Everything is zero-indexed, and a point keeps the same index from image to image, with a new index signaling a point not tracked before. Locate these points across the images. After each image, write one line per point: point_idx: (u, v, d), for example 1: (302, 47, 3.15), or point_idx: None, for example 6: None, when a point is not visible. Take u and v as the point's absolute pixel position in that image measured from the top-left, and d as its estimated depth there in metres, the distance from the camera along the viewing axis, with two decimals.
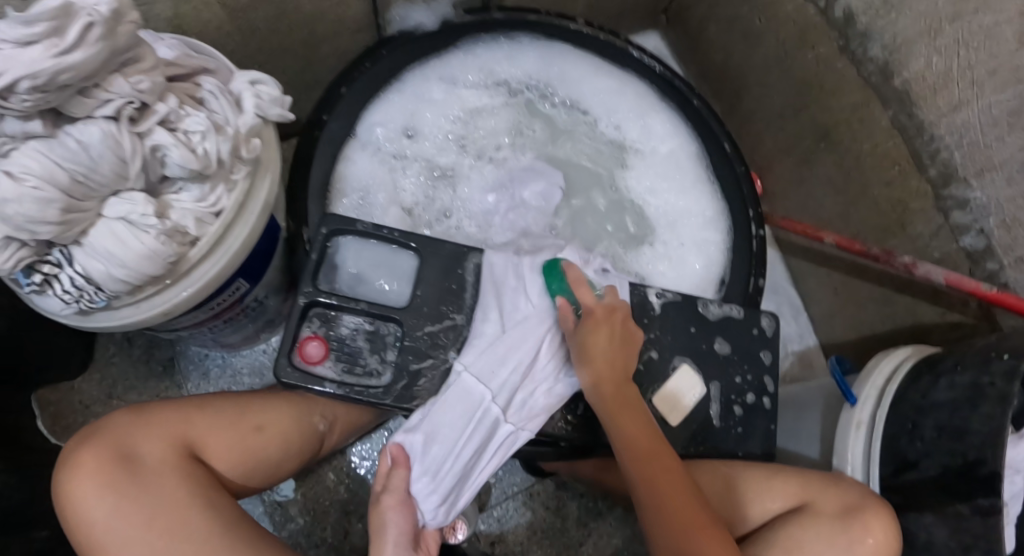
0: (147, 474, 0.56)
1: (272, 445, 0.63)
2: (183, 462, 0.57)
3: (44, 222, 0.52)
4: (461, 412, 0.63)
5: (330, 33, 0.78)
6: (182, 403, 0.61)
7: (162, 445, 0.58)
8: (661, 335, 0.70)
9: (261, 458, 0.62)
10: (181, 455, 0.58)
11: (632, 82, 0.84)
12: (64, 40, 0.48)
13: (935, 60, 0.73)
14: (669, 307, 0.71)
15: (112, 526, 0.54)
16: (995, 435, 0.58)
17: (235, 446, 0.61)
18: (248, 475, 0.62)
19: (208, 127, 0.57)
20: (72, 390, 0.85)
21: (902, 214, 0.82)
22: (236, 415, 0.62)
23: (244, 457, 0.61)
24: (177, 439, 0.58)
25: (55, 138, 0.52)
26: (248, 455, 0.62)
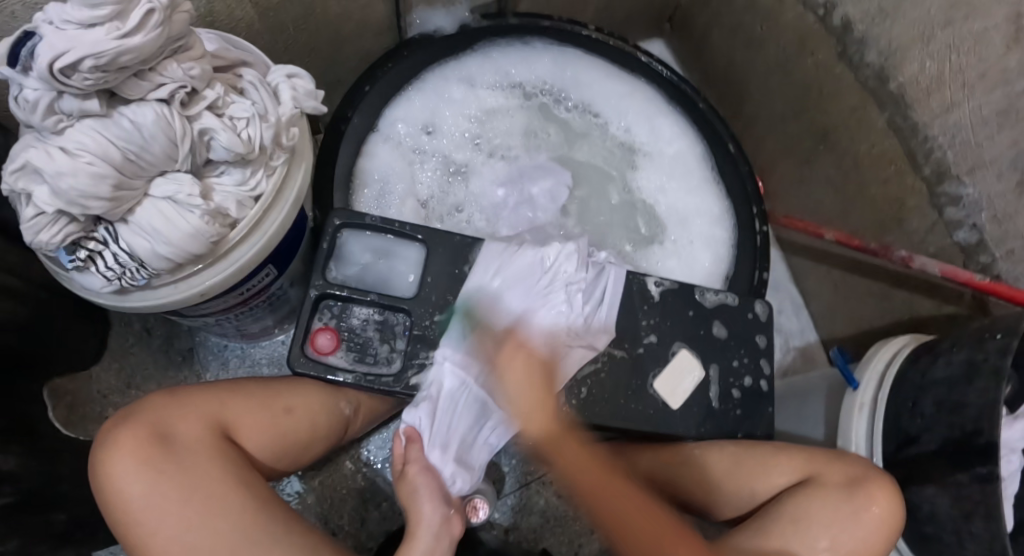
0: (187, 452, 0.56)
1: (300, 428, 0.65)
2: (219, 444, 0.58)
3: (97, 197, 0.55)
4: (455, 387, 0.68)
5: (354, 34, 0.82)
6: (214, 387, 0.62)
7: (201, 428, 0.58)
8: (660, 321, 0.73)
9: (290, 440, 0.64)
10: (217, 438, 0.58)
11: (641, 86, 0.89)
12: (125, 24, 0.52)
13: (928, 64, 0.77)
14: (667, 294, 0.74)
15: (151, 505, 0.54)
16: (991, 407, 0.62)
17: (265, 428, 0.62)
18: (276, 457, 0.63)
19: (253, 114, 0.60)
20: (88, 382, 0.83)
21: (899, 211, 0.86)
22: (267, 398, 0.64)
23: (274, 440, 0.63)
24: (213, 420, 0.59)
25: (109, 117, 0.55)
26: (278, 439, 0.63)
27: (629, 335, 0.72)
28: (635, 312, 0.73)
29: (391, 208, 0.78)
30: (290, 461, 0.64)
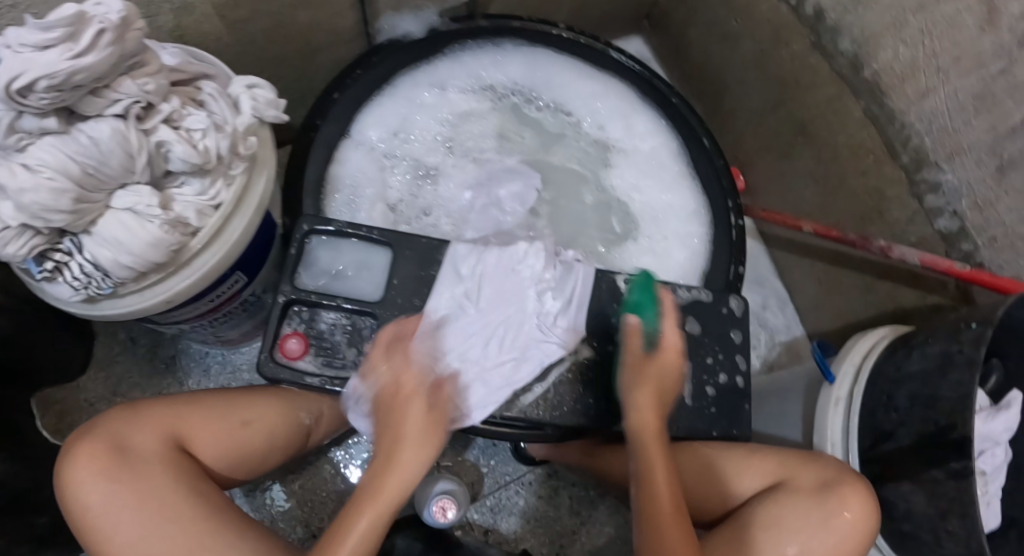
0: (139, 463, 0.59)
1: (259, 437, 0.66)
2: (174, 454, 0.60)
3: (57, 210, 0.56)
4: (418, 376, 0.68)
5: (323, 43, 0.84)
6: (173, 400, 0.64)
7: (158, 439, 0.61)
8: None
9: (247, 450, 0.66)
10: (173, 448, 0.61)
11: (614, 84, 0.88)
12: (78, 45, 0.54)
13: (902, 50, 0.76)
14: None
15: (106, 512, 0.57)
16: (965, 400, 0.60)
17: (222, 439, 0.64)
18: (234, 466, 0.65)
19: (209, 125, 0.62)
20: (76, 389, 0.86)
21: (879, 202, 0.84)
22: (225, 408, 0.66)
23: (230, 450, 0.65)
24: (169, 431, 0.61)
25: (68, 134, 0.57)
26: (234, 449, 0.65)
27: (597, 334, 0.72)
28: (604, 309, 0.73)
29: (360, 214, 0.79)
30: (249, 470, 0.66)
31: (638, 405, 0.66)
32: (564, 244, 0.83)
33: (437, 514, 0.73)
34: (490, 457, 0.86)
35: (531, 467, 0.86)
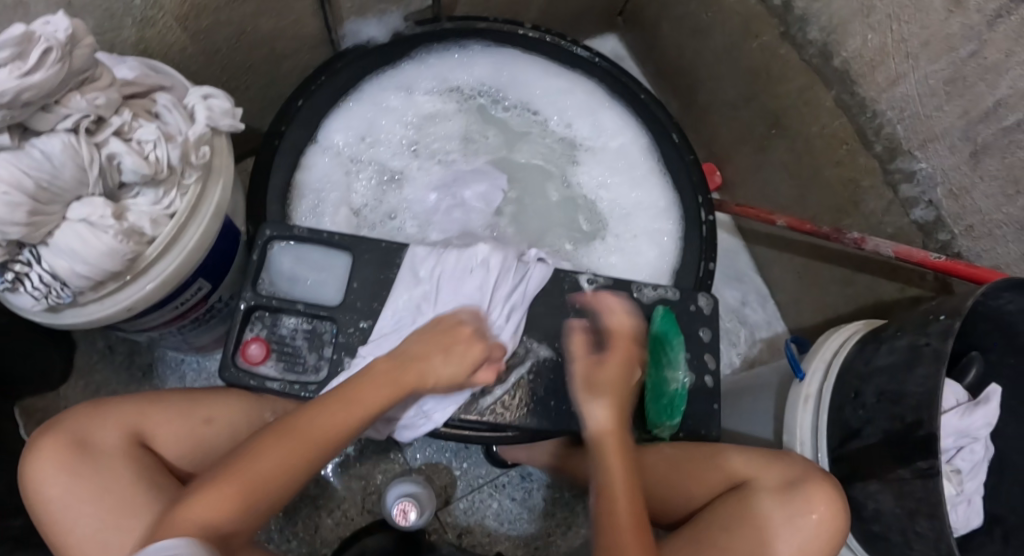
0: (100, 458, 0.60)
1: (221, 437, 0.67)
2: (133, 450, 0.62)
3: (12, 223, 0.58)
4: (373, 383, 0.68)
5: (289, 51, 0.85)
6: (136, 398, 0.66)
7: (118, 436, 0.62)
8: (594, 319, 0.71)
9: (209, 449, 0.67)
10: (132, 445, 0.62)
11: (582, 81, 0.88)
12: (26, 63, 0.56)
13: (871, 36, 0.73)
14: (600, 291, 0.72)
15: (63, 504, 0.59)
16: (930, 395, 0.58)
17: (183, 438, 0.66)
18: (197, 465, 0.67)
19: (159, 136, 0.63)
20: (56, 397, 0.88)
21: (854, 193, 0.82)
22: (187, 408, 0.67)
23: (191, 448, 0.66)
24: (130, 429, 0.63)
25: (21, 150, 0.58)
26: (195, 448, 0.66)
27: (558, 334, 0.71)
28: (565, 310, 0.71)
29: (326, 220, 0.79)
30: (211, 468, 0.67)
31: (596, 409, 0.66)
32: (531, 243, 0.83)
33: (398, 516, 0.76)
34: (463, 460, 0.88)
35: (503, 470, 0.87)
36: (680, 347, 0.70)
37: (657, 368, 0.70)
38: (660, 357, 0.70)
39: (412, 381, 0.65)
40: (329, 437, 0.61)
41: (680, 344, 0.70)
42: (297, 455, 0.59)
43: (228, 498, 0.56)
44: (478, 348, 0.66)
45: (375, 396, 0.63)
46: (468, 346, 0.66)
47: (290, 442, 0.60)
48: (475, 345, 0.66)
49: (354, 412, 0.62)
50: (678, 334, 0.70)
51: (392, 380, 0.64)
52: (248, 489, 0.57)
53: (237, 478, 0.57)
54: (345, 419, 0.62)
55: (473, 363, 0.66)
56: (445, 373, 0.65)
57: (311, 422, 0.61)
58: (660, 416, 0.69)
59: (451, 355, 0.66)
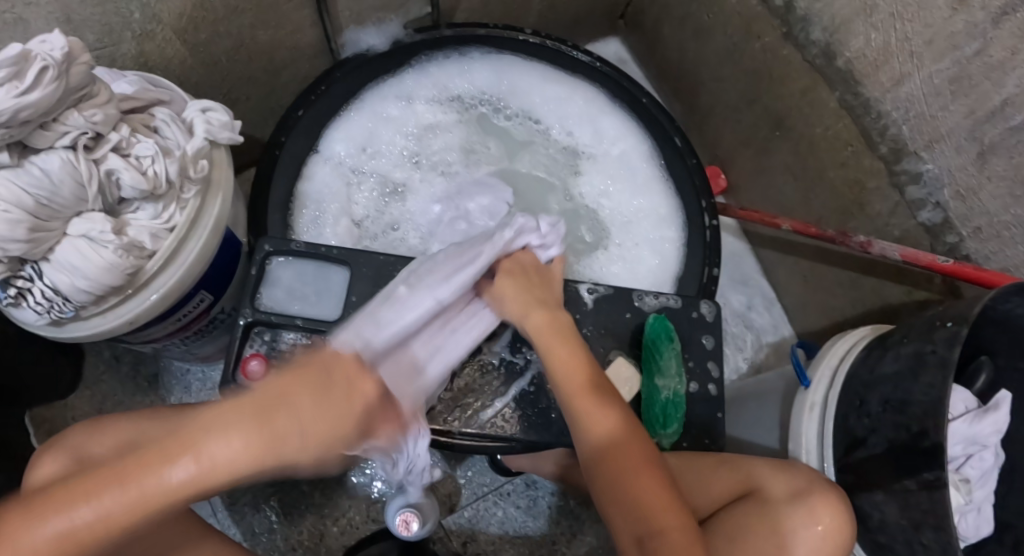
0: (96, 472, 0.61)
1: None
2: None
3: (12, 240, 0.58)
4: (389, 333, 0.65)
5: (288, 61, 0.85)
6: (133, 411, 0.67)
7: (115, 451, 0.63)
8: (595, 330, 0.71)
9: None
10: None
11: (581, 87, 0.87)
12: (23, 82, 0.56)
13: (873, 36, 0.72)
14: (601, 301, 0.72)
15: None
16: (936, 404, 0.57)
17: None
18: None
19: (156, 151, 0.64)
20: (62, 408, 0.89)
21: (860, 195, 0.80)
22: None
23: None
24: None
25: (21, 167, 0.59)
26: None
27: None
28: None
29: (327, 232, 0.79)
30: None
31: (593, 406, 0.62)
32: None
33: (400, 526, 0.71)
34: (467, 468, 0.87)
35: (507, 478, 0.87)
36: (672, 353, 0.69)
37: (648, 376, 0.69)
38: (652, 365, 0.68)
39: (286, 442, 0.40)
40: (186, 489, 0.40)
41: (676, 350, 0.69)
42: (149, 503, 0.40)
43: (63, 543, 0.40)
44: (352, 412, 0.42)
45: (231, 450, 0.40)
46: (335, 417, 0.42)
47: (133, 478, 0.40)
48: (338, 389, 0.42)
49: (213, 469, 0.40)
50: (671, 341, 0.69)
51: (259, 426, 0.40)
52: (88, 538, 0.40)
53: (80, 524, 0.40)
54: (208, 466, 0.40)
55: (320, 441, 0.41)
56: (305, 440, 0.41)
57: (155, 461, 0.40)
58: (655, 425, 0.68)
59: (303, 415, 0.41)
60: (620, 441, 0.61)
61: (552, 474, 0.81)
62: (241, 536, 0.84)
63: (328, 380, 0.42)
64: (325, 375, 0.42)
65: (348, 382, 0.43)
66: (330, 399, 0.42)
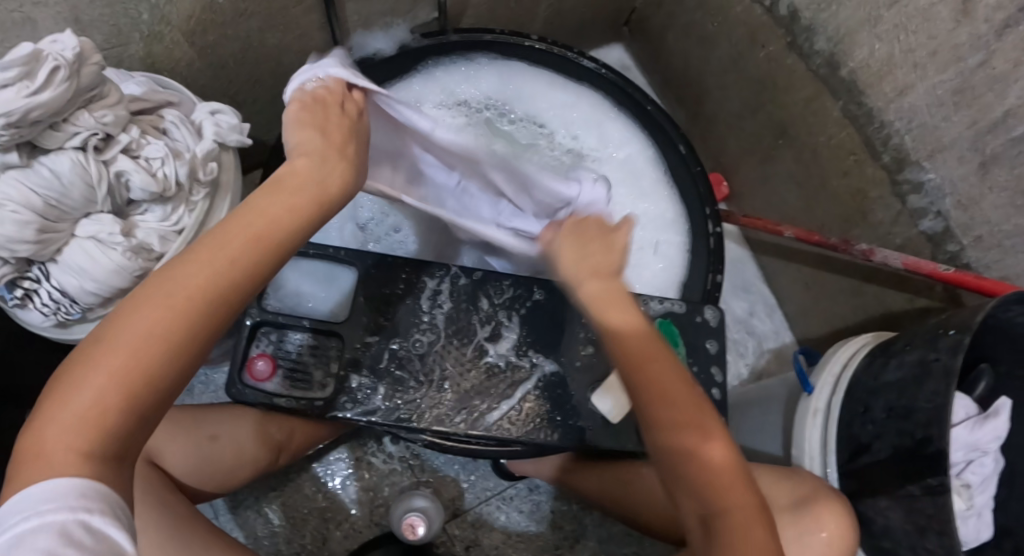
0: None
1: (227, 454, 0.69)
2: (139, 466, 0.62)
3: (23, 241, 0.59)
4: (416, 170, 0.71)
5: (296, 64, 0.85)
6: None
7: None
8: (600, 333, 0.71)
9: (216, 465, 0.68)
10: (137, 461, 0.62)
11: (587, 93, 0.88)
12: (34, 82, 0.56)
13: (878, 47, 0.73)
14: None
15: None
16: (940, 411, 0.57)
17: (189, 453, 0.66)
18: (203, 481, 0.67)
19: (166, 153, 0.64)
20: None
21: (862, 203, 0.81)
22: (193, 425, 0.68)
23: (196, 464, 0.67)
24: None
25: (31, 168, 0.59)
26: (201, 464, 0.67)
27: (563, 349, 0.71)
28: (572, 323, 0.72)
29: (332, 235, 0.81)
30: (216, 486, 0.69)
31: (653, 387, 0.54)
32: None
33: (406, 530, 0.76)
34: (470, 472, 0.88)
35: (510, 482, 0.88)
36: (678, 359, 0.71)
37: None
38: None
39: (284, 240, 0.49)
40: (202, 289, 0.45)
41: (680, 355, 0.70)
42: (187, 317, 0.45)
43: (107, 369, 0.43)
44: (330, 183, 0.53)
45: (278, 213, 0.49)
46: (321, 162, 0.54)
47: (164, 287, 0.45)
48: (335, 116, 0.57)
49: (240, 232, 0.48)
50: (676, 347, 0.71)
51: (274, 188, 0.51)
52: (129, 363, 0.43)
53: (120, 355, 0.43)
54: (233, 263, 0.46)
55: (307, 176, 0.52)
56: (298, 175, 0.52)
57: (176, 276, 0.45)
58: None
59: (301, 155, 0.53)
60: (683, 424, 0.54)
61: (555, 479, 0.81)
62: (244, 538, 0.84)
63: (325, 103, 0.57)
64: (305, 149, 0.54)
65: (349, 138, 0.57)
66: (307, 171, 0.52)
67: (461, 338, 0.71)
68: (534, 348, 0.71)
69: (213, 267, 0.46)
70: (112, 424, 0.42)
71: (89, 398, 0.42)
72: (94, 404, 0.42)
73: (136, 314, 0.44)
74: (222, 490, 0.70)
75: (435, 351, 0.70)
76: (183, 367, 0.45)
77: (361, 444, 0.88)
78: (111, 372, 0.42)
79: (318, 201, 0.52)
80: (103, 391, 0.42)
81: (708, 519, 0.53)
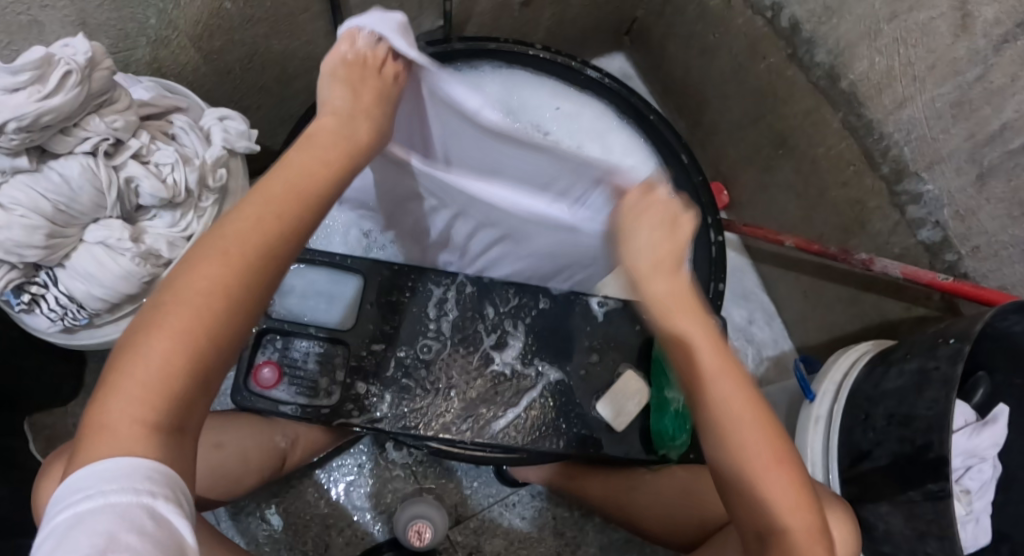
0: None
1: (232, 460, 0.68)
2: None
3: (31, 245, 0.59)
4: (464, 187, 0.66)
5: (301, 70, 0.85)
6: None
7: None
8: (605, 341, 0.72)
9: (220, 472, 0.67)
10: None
11: (591, 103, 0.89)
12: (45, 87, 0.56)
13: (877, 60, 0.74)
14: (612, 313, 0.73)
15: None
16: (941, 418, 0.58)
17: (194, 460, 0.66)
18: (208, 488, 0.66)
19: (176, 159, 0.64)
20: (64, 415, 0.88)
21: (861, 213, 0.83)
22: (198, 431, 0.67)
23: (202, 472, 0.66)
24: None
25: (40, 172, 0.59)
26: (207, 472, 0.66)
27: (569, 357, 0.72)
28: (578, 331, 0.72)
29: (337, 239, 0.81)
30: (221, 493, 0.68)
31: (700, 348, 0.55)
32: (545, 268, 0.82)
33: (414, 538, 0.77)
34: (473, 478, 0.88)
35: (513, 488, 0.88)
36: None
37: (658, 389, 0.70)
38: (662, 378, 0.70)
39: (321, 200, 0.50)
40: (246, 255, 0.46)
41: None
42: (236, 280, 0.45)
43: (173, 334, 0.43)
44: (361, 150, 0.54)
45: (309, 171, 0.50)
46: (349, 123, 0.54)
47: (217, 253, 0.45)
48: (371, 81, 0.55)
49: (282, 200, 0.48)
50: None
51: (307, 150, 0.51)
52: (196, 327, 0.44)
53: (177, 319, 0.44)
54: (281, 220, 0.48)
55: (334, 134, 0.53)
56: (332, 138, 0.53)
57: (228, 241, 0.46)
58: (665, 438, 0.69)
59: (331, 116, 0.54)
60: (734, 403, 0.54)
61: (559, 486, 0.82)
62: (245, 543, 0.84)
63: (366, 65, 0.55)
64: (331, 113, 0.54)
65: (378, 96, 0.55)
66: (339, 133, 0.53)
67: (468, 346, 0.71)
68: (540, 356, 0.72)
69: (262, 231, 0.47)
70: (181, 387, 0.43)
71: (154, 368, 0.43)
72: (164, 366, 0.43)
73: (193, 280, 0.45)
74: (227, 498, 0.69)
75: (441, 359, 0.71)
76: (243, 328, 0.46)
77: (363, 451, 0.88)
78: (170, 336, 0.43)
79: (347, 161, 0.53)
80: (173, 355, 0.43)
81: (766, 529, 0.53)
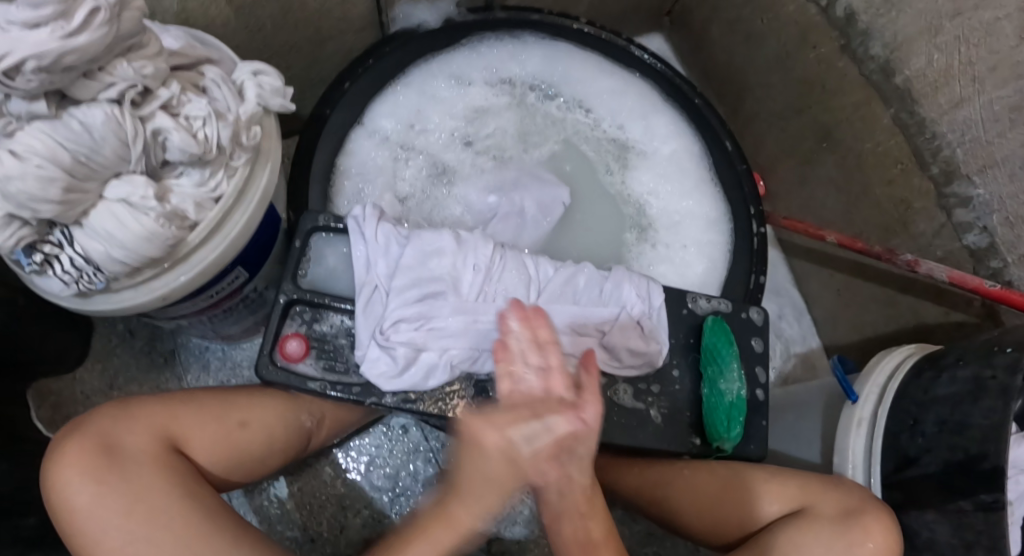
0: (129, 462, 0.57)
1: (255, 441, 0.65)
2: (164, 455, 0.59)
3: (45, 200, 0.53)
4: (458, 319, 0.65)
5: (335, 31, 0.80)
6: (167, 396, 0.63)
7: (146, 436, 0.59)
8: (660, 321, 0.70)
9: (243, 452, 0.64)
10: (163, 448, 0.59)
11: (635, 82, 0.86)
12: (70, 24, 0.49)
13: (936, 57, 0.71)
14: (666, 291, 0.72)
15: (93, 511, 0.55)
16: (998, 428, 0.57)
17: (218, 439, 0.63)
18: (229, 470, 0.64)
19: (210, 113, 0.59)
20: (71, 380, 0.85)
21: (905, 213, 0.81)
22: (217, 414, 0.64)
23: (225, 453, 0.63)
24: (160, 432, 0.60)
25: (59, 119, 0.53)
26: (229, 452, 0.64)
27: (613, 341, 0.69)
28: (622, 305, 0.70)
29: (366, 196, 0.77)
30: (244, 474, 0.65)
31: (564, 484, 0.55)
32: (591, 257, 0.82)
33: None
34: None
35: None
36: (733, 357, 0.69)
37: (710, 382, 0.68)
38: (714, 370, 0.68)
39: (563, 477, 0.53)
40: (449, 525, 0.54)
41: (735, 353, 0.69)
42: (449, 544, 0.54)
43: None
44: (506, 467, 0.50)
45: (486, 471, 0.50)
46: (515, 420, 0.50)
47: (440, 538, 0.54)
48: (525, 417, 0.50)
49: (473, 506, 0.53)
50: (731, 345, 0.69)
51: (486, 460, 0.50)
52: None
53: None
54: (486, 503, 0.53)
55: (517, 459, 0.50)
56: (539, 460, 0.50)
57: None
58: (719, 429, 0.67)
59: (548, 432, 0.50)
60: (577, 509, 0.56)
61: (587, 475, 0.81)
62: (257, 520, 0.84)
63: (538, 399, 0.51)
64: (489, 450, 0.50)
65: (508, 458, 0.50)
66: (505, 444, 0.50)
67: None
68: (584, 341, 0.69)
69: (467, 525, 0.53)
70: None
71: None
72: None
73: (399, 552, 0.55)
74: (247, 479, 0.67)
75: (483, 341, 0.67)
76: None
77: (384, 432, 0.89)
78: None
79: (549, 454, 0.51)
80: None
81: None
